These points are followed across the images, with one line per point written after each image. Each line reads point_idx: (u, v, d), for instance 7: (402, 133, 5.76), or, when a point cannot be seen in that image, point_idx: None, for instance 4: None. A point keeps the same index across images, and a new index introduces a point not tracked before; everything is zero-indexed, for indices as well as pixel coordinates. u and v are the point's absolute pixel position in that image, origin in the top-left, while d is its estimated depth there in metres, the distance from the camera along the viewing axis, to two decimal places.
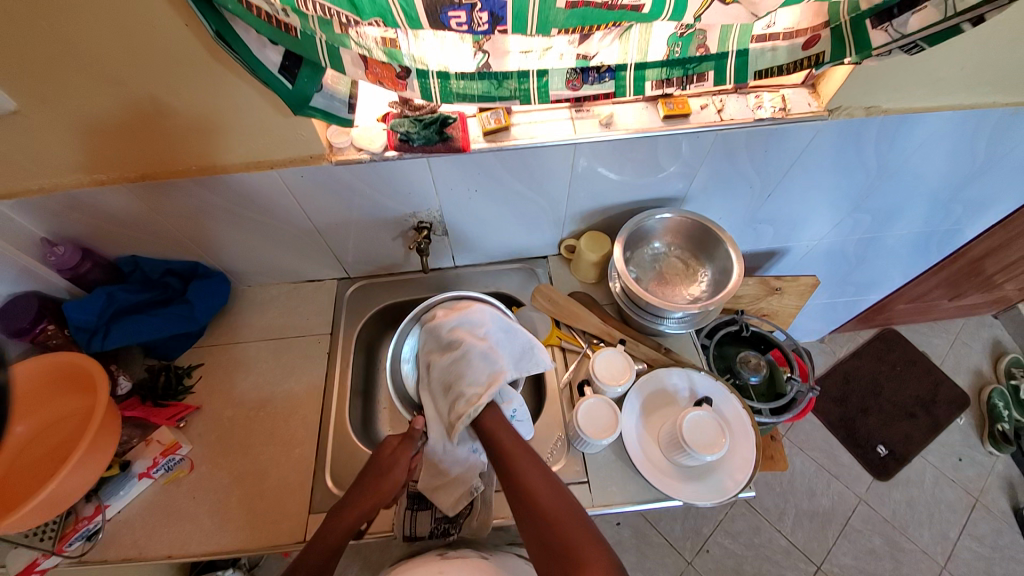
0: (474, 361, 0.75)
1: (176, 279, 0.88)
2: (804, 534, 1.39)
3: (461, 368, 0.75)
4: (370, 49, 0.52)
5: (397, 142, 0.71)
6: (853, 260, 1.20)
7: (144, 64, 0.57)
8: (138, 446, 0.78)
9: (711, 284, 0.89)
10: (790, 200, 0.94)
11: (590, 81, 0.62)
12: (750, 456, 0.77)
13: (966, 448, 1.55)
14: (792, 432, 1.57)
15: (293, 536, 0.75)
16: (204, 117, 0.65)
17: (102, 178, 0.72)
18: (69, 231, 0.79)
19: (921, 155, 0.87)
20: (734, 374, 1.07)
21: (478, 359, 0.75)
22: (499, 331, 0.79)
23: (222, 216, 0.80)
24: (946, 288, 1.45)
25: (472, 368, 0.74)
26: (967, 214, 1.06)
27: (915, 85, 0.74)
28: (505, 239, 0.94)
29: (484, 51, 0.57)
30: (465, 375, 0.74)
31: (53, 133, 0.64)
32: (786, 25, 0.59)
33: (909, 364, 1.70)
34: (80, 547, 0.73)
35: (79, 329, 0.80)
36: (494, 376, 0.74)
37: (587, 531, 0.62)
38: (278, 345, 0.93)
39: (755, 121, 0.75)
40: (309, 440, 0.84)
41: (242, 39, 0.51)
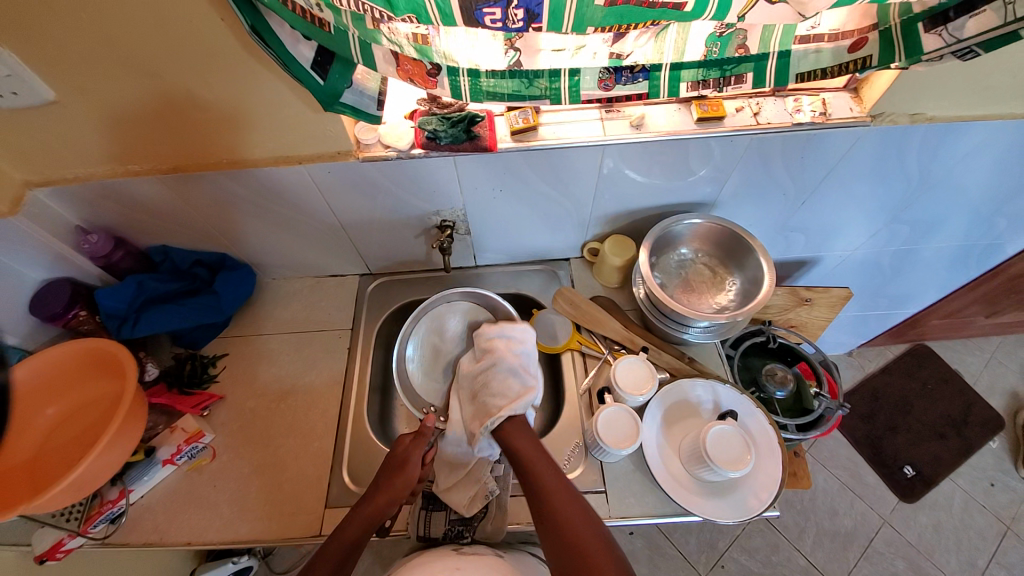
0: (501, 374, 0.75)
1: (204, 270, 0.90)
2: (824, 554, 1.35)
3: (492, 374, 0.76)
4: (402, 46, 0.52)
5: (425, 140, 0.70)
6: (886, 273, 1.15)
7: (180, 58, 0.58)
8: (163, 432, 0.80)
9: (739, 294, 0.87)
10: (824, 209, 0.90)
11: (624, 82, 0.60)
12: (776, 474, 0.74)
13: (1000, 473, 1.47)
14: (815, 448, 1.52)
15: (307, 531, 0.75)
16: (236, 112, 0.66)
17: (135, 169, 0.73)
18: (103, 220, 0.81)
19: (966, 166, 0.82)
20: (759, 388, 1.04)
21: (511, 373, 0.75)
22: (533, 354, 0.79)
23: (249, 209, 0.81)
24: (984, 304, 1.38)
25: (503, 380, 0.75)
26: (1011, 228, 1.01)
27: (964, 92, 0.70)
28: (528, 240, 0.93)
29: (516, 49, 0.55)
30: (494, 383, 0.75)
31: (90, 123, 0.66)
32: (831, 26, 0.56)
33: (941, 382, 1.63)
34: (104, 530, 0.75)
35: (111, 316, 0.82)
36: (520, 391, 0.74)
37: (600, 538, 0.63)
38: (299, 339, 0.94)
39: (794, 125, 0.72)
40: (327, 434, 0.84)
41: (276, 35, 0.51)
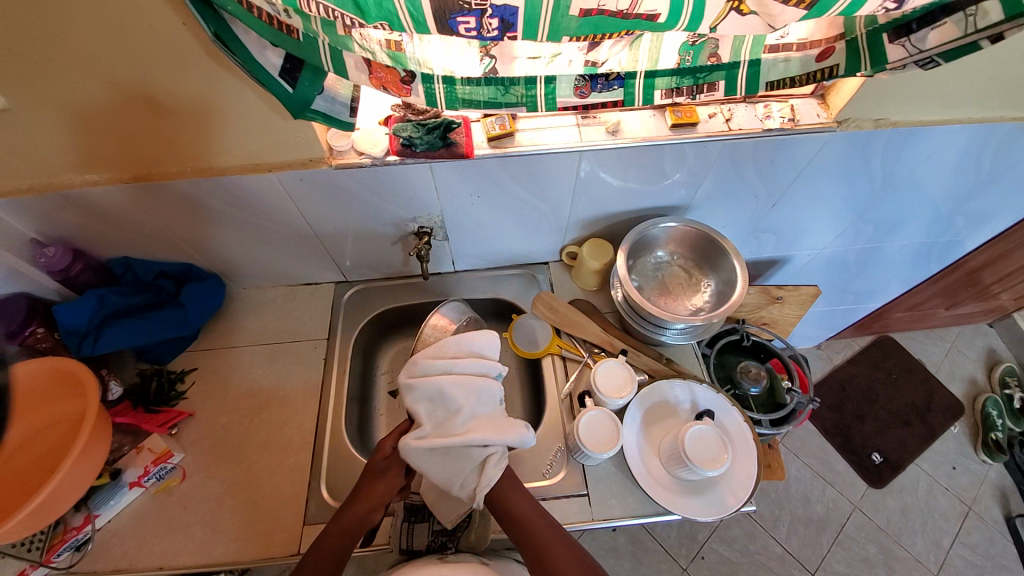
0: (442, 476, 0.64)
1: (169, 282, 0.86)
2: (799, 541, 1.39)
3: (445, 464, 0.64)
4: (373, 51, 0.51)
5: (399, 147, 0.69)
6: (853, 269, 1.19)
7: (141, 58, 0.54)
8: (129, 454, 0.76)
9: (715, 295, 0.88)
10: (795, 210, 0.93)
11: (599, 89, 0.60)
12: (752, 471, 0.76)
13: (960, 456, 1.56)
14: (788, 439, 1.57)
15: (287, 548, 0.73)
16: (203, 120, 0.63)
17: (95, 178, 0.70)
18: (60, 232, 0.76)
19: (926, 167, 0.86)
20: (734, 384, 1.07)
21: (462, 453, 0.64)
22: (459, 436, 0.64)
23: (218, 217, 0.78)
24: (943, 297, 1.45)
25: (460, 460, 0.64)
26: (967, 227, 1.06)
27: (925, 98, 0.73)
28: (506, 245, 0.93)
29: (491, 56, 0.56)
30: (455, 472, 0.64)
31: (41, 129, 0.62)
32: (799, 36, 0.58)
33: (905, 371, 1.71)
34: (68, 558, 0.71)
35: (70, 333, 0.78)
36: (479, 467, 0.64)
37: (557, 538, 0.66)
38: (273, 349, 0.92)
39: (764, 131, 0.74)
40: (305, 447, 0.82)
41: (241, 41, 0.49)
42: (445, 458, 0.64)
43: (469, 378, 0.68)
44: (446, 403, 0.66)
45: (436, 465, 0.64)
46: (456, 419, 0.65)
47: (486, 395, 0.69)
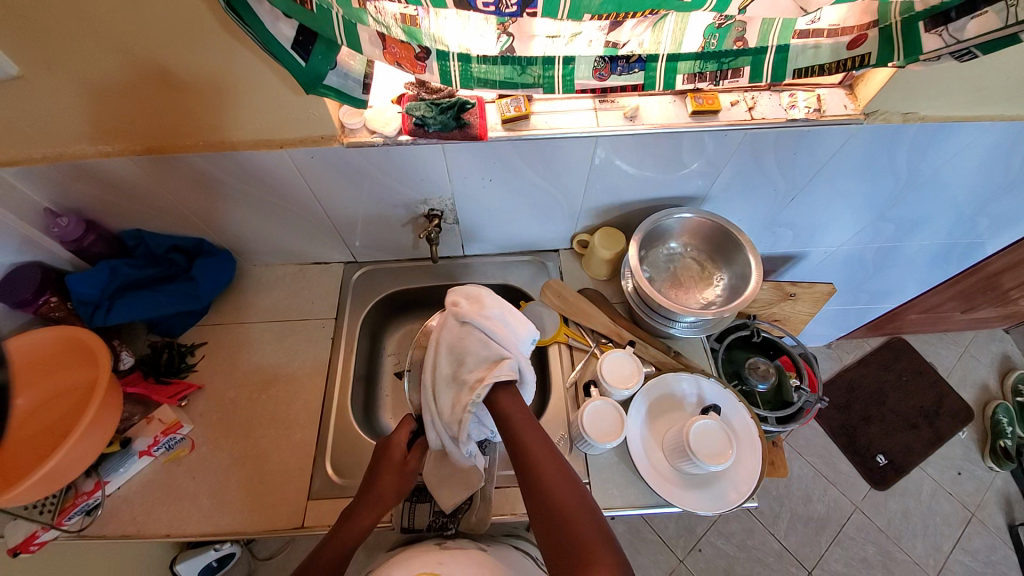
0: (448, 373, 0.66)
1: (181, 256, 0.86)
2: (797, 538, 1.40)
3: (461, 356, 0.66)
4: (388, 26, 0.50)
5: (412, 127, 0.68)
6: (870, 268, 1.16)
7: (153, 26, 0.53)
8: (139, 423, 0.78)
9: (727, 289, 0.87)
10: (814, 205, 0.91)
11: (619, 72, 0.58)
12: (755, 467, 0.75)
13: (967, 462, 1.54)
14: (792, 437, 1.56)
15: (291, 522, 0.74)
16: (216, 93, 0.63)
17: (107, 149, 0.70)
18: (74, 202, 0.77)
19: (954, 165, 0.83)
20: (741, 380, 1.06)
21: (481, 348, 0.65)
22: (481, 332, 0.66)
23: (228, 192, 0.78)
24: (961, 300, 1.42)
25: (476, 351, 0.65)
26: (992, 229, 1.03)
27: (959, 92, 0.69)
28: (516, 230, 0.92)
29: (509, 34, 0.54)
30: (469, 357, 0.65)
31: (55, 97, 0.61)
32: (831, 21, 0.55)
33: (916, 374, 1.68)
34: (79, 522, 0.73)
35: (82, 303, 0.79)
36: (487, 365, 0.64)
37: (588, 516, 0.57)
38: (280, 328, 0.92)
39: (788, 122, 0.71)
40: (310, 425, 0.83)
41: (254, 12, 0.47)
42: (463, 349, 0.66)
43: (505, 302, 0.71)
44: (476, 302, 0.69)
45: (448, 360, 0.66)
46: (483, 312, 0.67)
47: (518, 322, 0.69)
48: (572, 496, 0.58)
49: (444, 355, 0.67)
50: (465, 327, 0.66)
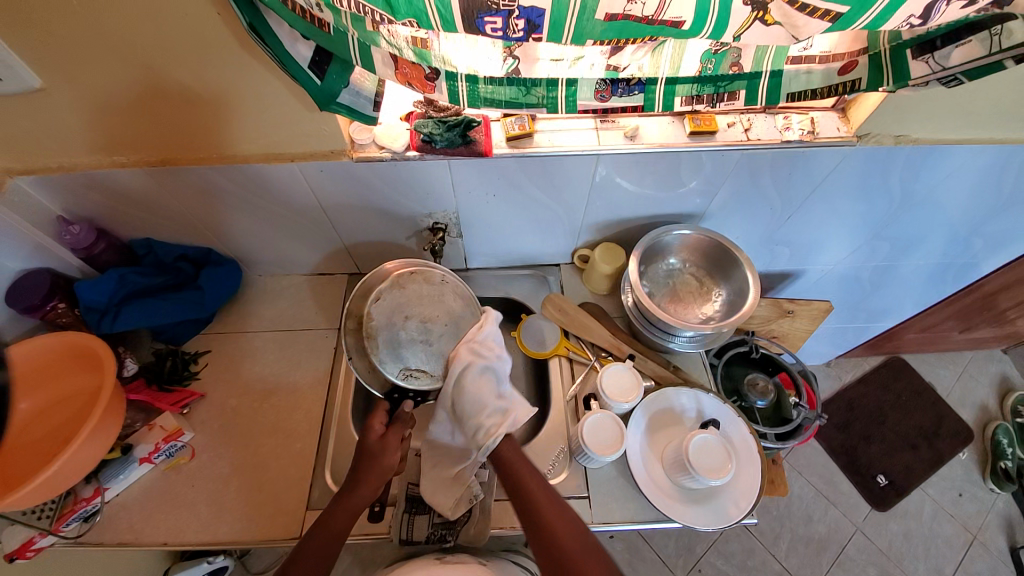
0: (460, 411, 0.68)
1: (189, 264, 0.88)
2: (798, 559, 1.38)
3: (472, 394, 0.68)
4: (400, 48, 0.52)
5: (420, 143, 0.70)
6: (866, 287, 1.18)
7: (173, 45, 0.56)
8: (140, 430, 0.78)
9: (725, 305, 0.88)
10: (810, 224, 0.92)
11: (620, 94, 0.61)
12: (755, 483, 0.75)
13: (968, 484, 1.53)
14: (792, 455, 1.56)
15: (288, 532, 0.74)
16: (230, 108, 0.65)
17: (122, 160, 0.72)
18: (87, 211, 0.79)
19: (946, 187, 0.85)
20: (740, 396, 1.05)
21: (484, 395, 0.68)
22: (485, 379, 0.68)
23: (236, 203, 0.80)
24: (958, 320, 1.43)
25: (487, 395, 0.68)
26: (986, 249, 1.04)
27: (948, 116, 0.72)
28: (519, 244, 0.94)
29: (515, 57, 0.56)
30: (481, 402, 0.67)
31: (76, 109, 0.64)
32: (822, 49, 0.58)
33: (915, 393, 1.68)
34: (77, 529, 0.73)
35: (90, 309, 0.80)
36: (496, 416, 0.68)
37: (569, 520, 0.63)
38: (284, 337, 0.93)
39: (783, 143, 0.73)
40: (310, 435, 0.83)
41: (275, 33, 0.50)
42: (467, 398, 0.68)
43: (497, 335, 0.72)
44: (474, 351, 0.69)
45: (455, 399, 0.69)
46: (482, 358, 0.69)
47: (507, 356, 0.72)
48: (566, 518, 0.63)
49: (405, 321, 0.71)
50: (417, 287, 0.73)
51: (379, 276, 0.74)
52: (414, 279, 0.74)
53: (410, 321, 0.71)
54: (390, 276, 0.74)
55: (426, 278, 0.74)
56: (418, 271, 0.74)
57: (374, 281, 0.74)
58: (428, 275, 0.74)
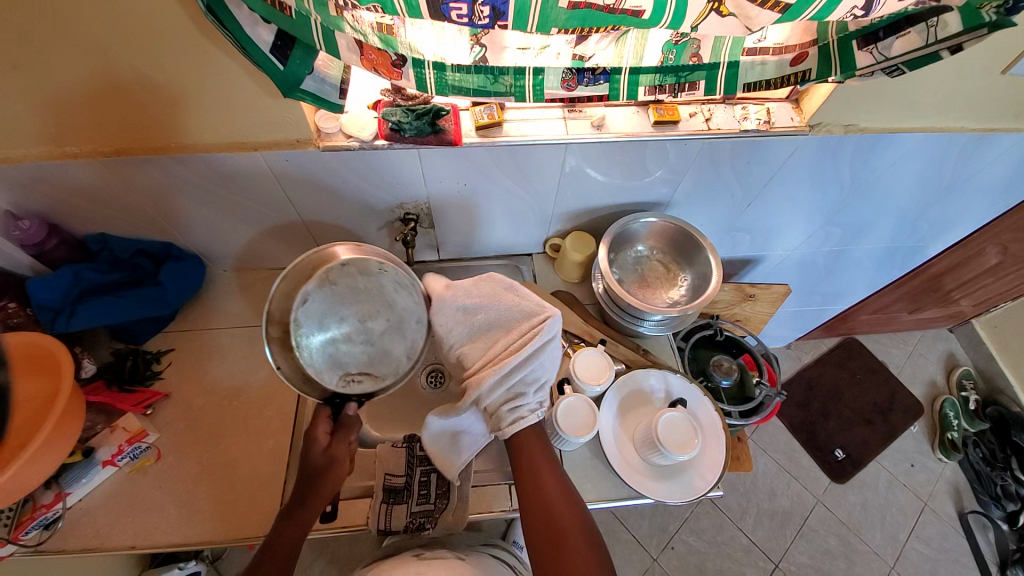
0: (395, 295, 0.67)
1: (146, 260, 0.85)
2: (765, 532, 1.45)
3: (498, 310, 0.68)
4: (366, 34, 0.51)
5: (388, 132, 0.70)
6: (823, 271, 1.24)
7: (126, 28, 0.54)
8: (103, 432, 0.75)
9: (690, 289, 0.92)
10: (770, 211, 0.97)
11: (586, 83, 0.62)
12: (719, 457, 0.79)
13: (918, 454, 1.64)
14: (758, 434, 1.63)
15: (263, 529, 0.73)
16: (189, 95, 0.63)
17: (73, 151, 0.69)
18: (35, 206, 0.75)
19: (892, 173, 0.91)
20: (707, 377, 1.09)
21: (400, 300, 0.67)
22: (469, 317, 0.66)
23: (196, 194, 0.77)
24: (907, 302, 1.52)
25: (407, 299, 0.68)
26: (930, 233, 1.12)
27: (893, 107, 0.77)
28: (491, 234, 0.94)
29: (482, 45, 0.57)
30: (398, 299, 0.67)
31: (21, 97, 0.60)
32: (776, 41, 0.61)
33: (870, 372, 1.79)
34: (37, 537, 0.70)
35: (43, 308, 0.76)
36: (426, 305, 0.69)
37: (561, 489, 0.67)
38: (252, 333, 0.91)
39: (741, 132, 0.76)
40: (283, 430, 0.82)
41: (235, 17, 0.49)
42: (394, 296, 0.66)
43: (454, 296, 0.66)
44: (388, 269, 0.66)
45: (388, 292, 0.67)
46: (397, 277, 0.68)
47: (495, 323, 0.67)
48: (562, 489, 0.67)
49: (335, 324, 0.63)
50: (349, 283, 0.64)
51: (296, 275, 0.63)
52: (345, 275, 0.63)
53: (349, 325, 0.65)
54: (316, 272, 0.62)
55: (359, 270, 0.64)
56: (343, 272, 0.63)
57: (293, 280, 0.62)
58: (364, 265, 0.64)
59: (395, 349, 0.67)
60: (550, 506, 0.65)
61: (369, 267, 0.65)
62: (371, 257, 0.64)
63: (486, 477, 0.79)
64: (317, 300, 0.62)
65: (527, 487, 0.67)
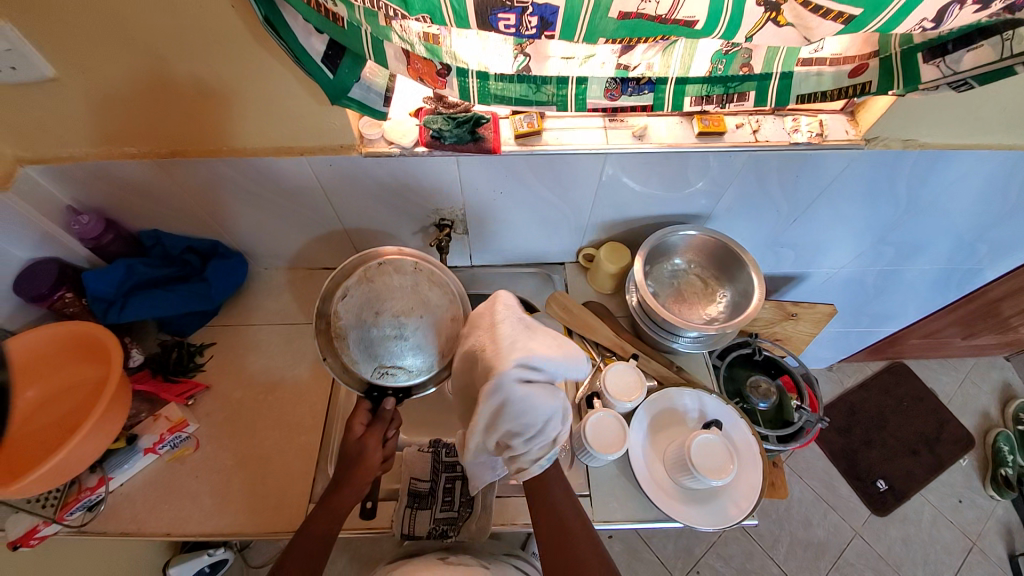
0: (428, 290, 0.70)
1: (195, 257, 0.88)
2: (797, 562, 1.38)
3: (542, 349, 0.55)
4: (412, 44, 0.52)
5: (429, 138, 0.70)
6: (870, 291, 1.18)
7: (185, 35, 0.56)
8: (146, 420, 0.79)
9: (729, 306, 0.88)
10: (816, 227, 0.92)
11: (630, 93, 0.61)
12: (756, 483, 0.76)
13: (968, 490, 1.53)
14: (792, 459, 1.56)
15: (291, 524, 0.75)
16: (241, 100, 0.65)
17: (131, 151, 0.72)
18: (95, 202, 0.79)
19: (954, 191, 0.85)
20: (744, 399, 1.04)
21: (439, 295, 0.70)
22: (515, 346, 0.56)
23: (244, 196, 0.80)
24: (962, 326, 1.42)
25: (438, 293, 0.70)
26: (992, 255, 1.04)
27: (959, 121, 0.72)
28: (524, 242, 0.94)
29: (526, 55, 0.57)
30: (432, 295, 0.70)
31: (88, 100, 0.64)
32: (833, 52, 0.58)
33: (916, 400, 1.68)
34: (80, 518, 0.73)
35: (97, 299, 0.80)
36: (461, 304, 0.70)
37: (582, 523, 0.66)
38: (288, 331, 0.93)
39: (791, 145, 0.73)
40: (313, 428, 0.83)
41: (290, 28, 0.50)
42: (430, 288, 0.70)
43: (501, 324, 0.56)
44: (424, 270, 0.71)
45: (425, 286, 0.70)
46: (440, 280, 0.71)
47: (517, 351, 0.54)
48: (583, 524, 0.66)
49: (377, 318, 0.68)
50: (385, 280, 0.70)
51: (346, 272, 0.71)
52: (381, 272, 0.70)
53: (383, 318, 0.68)
54: (356, 271, 0.70)
55: (394, 268, 0.70)
56: (385, 263, 0.71)
57: (342, 278, 0.71)
58: (399, 264, 0.71)
59: (427, 342, 0.69)
60: (572, 542, 0.64)
61: (403, 262, 0.71)
62: (405, 257, 0.71)
63: (511, 489, 0.78)
64: (355, 294, 0.69)
65: (548, 524, 0.65)
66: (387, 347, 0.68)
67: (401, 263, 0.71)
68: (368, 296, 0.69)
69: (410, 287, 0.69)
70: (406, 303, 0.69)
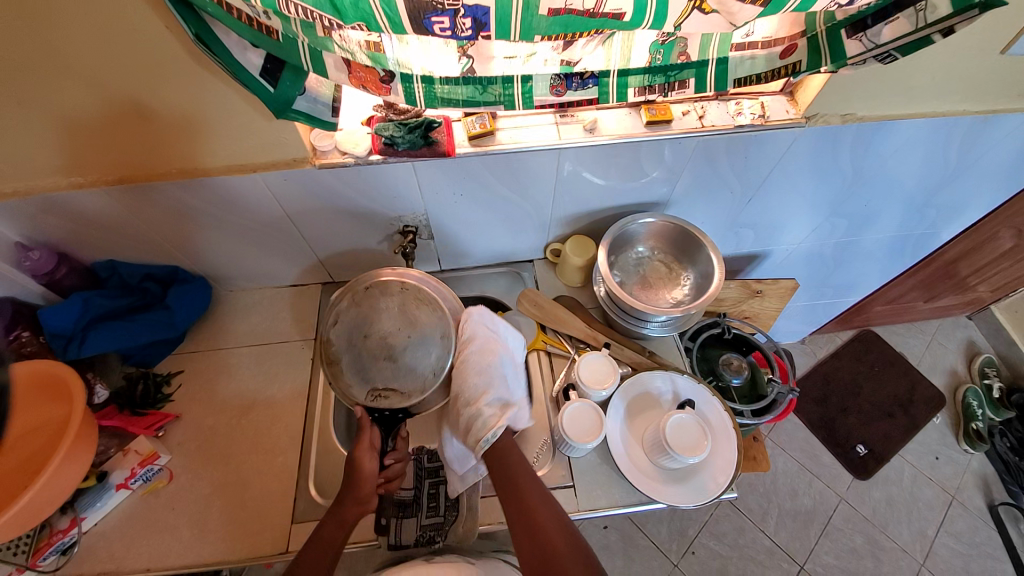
0: (422, 309, 0.70)
1: (155, 284, 0.86)
2: (787, 534, 1.41)
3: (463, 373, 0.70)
4: (353, 53, 0.52)
5: (382, 146, 0.71)
6: (831, 263, 1.22)
7: (122, 58, 0.55)
8: (116, 456, 0.76)
9: (694, 288, 0.91)
10: (771, 205, 0.96)
11: (574, 88, 0.63)
12: (732, 457, 0.78)
13: (943, 447, 1.59)
14: (775, 432, 1.60)
15: (276, 546, 0.73)
16: (188, 120, 0.64)
17: (79, 181, 0.70)
18: (46, 236, 0.77)
19: (897, 160, 0.89)
20: (716, 376, 1.08)
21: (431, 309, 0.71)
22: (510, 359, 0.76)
23: (202, 219, 0.79)
24: (922, 290, 1.49)
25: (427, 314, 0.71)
26: (941, 218, 1.09)
27: (890, 93, 0.76)
28: (490, 243, 0.94)
29: (469, 56, 0.57)
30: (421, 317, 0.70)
31: (26, 133, 0.62)
32: (764, 34, 0.60)
33: (888, 364, 1.74)
34: (54, 562, 0.71)
35: (55, 336, 0.78)
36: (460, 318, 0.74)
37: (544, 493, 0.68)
38: (259, 351, 0.92)
39: (735, 128, 0.76)
40: (292, 447, 0.82)
41: (221, 41, 0.50)
42: (422, 305, 0.71)
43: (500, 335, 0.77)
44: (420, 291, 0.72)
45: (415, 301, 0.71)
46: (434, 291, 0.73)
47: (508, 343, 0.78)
48: (551, 508, 0.67)
49: (365, 342, 0.69)
50: (372, 303, 0.70)
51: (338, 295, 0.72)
52: (368, 296, 0.70)
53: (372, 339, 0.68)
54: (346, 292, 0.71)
55: (379, 289, 0.71)
56: (371, 286, 0.71)
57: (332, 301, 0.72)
58: (384, 285, 0.71)
59: (419, 364, 0.69)
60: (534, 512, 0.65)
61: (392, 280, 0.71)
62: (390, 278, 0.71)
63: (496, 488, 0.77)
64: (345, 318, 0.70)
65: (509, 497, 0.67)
66: (378, 369, 0.68)
67: (390, 283, 0.71)
68: (357, 325, 0.69)
69: (400, 308, 0.70)
70: (397, 328, 0.69)
